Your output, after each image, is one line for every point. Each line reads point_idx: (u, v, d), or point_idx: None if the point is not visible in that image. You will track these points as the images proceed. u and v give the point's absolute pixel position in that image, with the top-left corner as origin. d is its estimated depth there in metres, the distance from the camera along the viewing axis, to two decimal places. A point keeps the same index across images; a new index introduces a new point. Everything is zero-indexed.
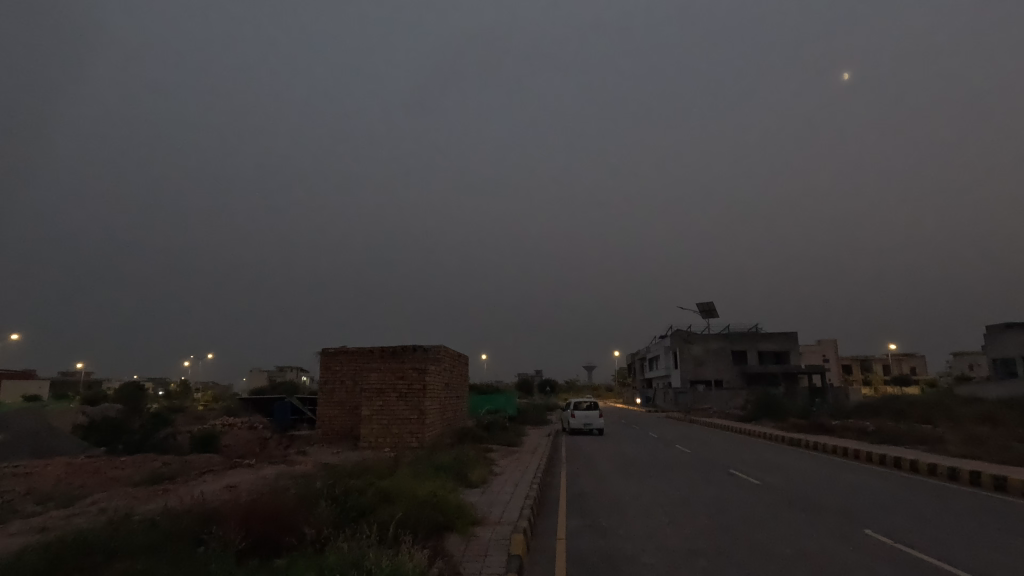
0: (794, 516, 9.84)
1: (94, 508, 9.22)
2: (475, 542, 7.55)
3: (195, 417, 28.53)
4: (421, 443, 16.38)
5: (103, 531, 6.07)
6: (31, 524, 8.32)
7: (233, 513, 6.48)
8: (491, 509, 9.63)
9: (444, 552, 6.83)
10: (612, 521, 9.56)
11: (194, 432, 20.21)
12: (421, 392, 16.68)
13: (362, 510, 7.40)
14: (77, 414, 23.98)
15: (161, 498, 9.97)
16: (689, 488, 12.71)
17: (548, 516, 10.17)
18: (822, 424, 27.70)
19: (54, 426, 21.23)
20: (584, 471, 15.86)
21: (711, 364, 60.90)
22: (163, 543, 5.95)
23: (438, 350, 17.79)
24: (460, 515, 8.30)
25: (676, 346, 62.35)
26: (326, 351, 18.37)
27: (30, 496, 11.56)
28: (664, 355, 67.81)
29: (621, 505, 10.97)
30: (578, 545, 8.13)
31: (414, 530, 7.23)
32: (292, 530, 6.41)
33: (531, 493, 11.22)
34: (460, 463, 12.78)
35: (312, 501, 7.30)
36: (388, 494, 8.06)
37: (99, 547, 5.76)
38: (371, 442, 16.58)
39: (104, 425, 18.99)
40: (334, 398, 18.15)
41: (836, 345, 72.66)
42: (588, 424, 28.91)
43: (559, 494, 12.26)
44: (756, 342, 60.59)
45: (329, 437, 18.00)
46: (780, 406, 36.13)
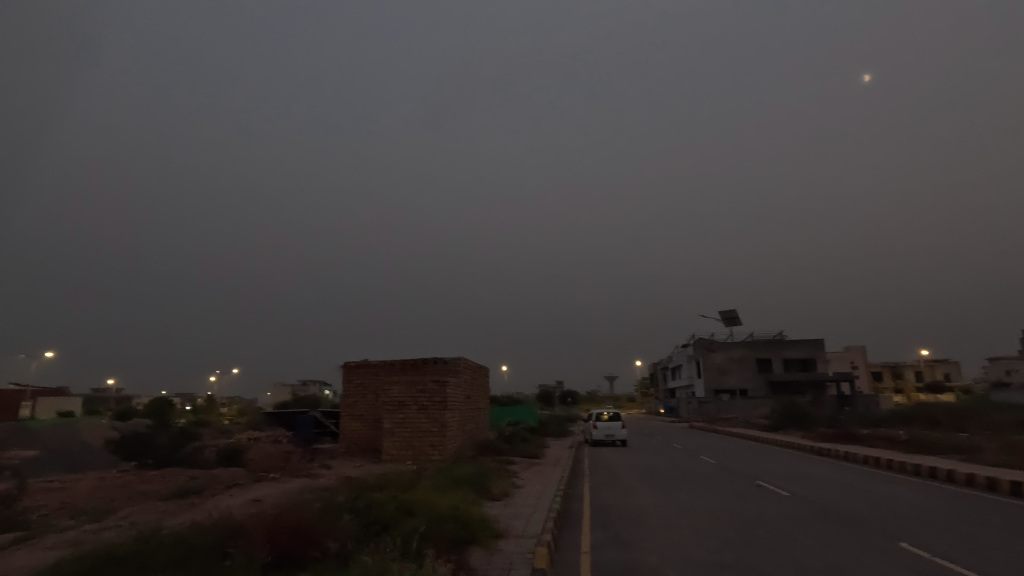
0: (823, 529, 9.53)
1: (124, 522, 9.40)
2: (498, 555, 7.51)
3: (221, 431, 28.97)
4: (442, 455, 16.39)
5: (133, 543, 6.19)
6: (66, 538, 8.52)
7: (258, 527, 6.55)
8: (514, 522, 9.56)
9: (468, 565, 6.82)
10: (635, 535, 9.38)
11: (220, 446, 20.51)
12: (441, 405, 16.72)
13: (385, 524, 7.42)
14: (107, 429, 24.50)
15: (189, 512, 10.12)
16: (715, 501, 12.43)
17: (572, 528, 10.05)
18: (852, 433, 26.98)
19: (86, 443, 21.74)
20: (606, 483, 15.65)
21: (735, 372, 59.88)
22: (191, 556, 6.05)
23: (459, 362, 17.87)
24: (483, 528, 8.27)
25: (698, 355, 61.62)
26: (348, 364, 18.60)
27: (64, 510, 11.84)
28: (687, 365, 66.87)
29: (645, 518, 10.75)
30: (604, 558, 8.02)
31: (437, 544, 7.24)
32: (315, 544, 6.46)
33: (553, 506, 11.12)
34: (482, 476, 12.75)
35: (336, 514, 7.36)
36: (411, 508, 8.06)
37: (127, 558, 5.86)
38: (392, 455, 16.63)
39: (134, 439, 19.41)
40: (356, 411, 18.27)
41: (863, 351, 71.02)
42: (610, 436, 28.63)
43: (582, 507, 12.13)
44: (781, 350, 59.55)
45: (352, 449, 18.11)
46: (807, 415, 35.32)
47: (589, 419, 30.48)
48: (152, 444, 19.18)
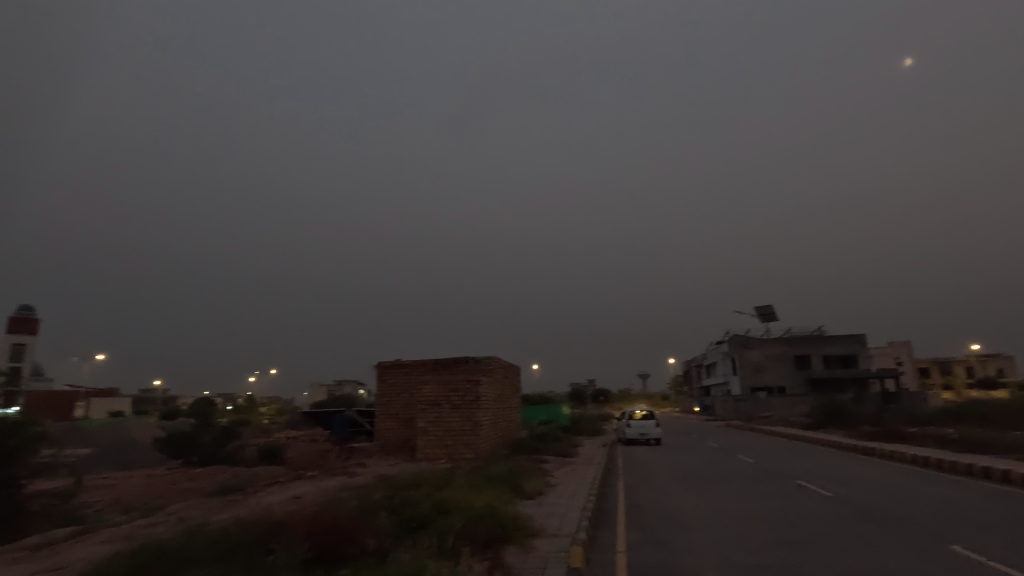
0: (869, 531, 9.21)
1: (172, 518, 9.76)
2: (533, 554, 7.51)
3: (261, 430, 29.81)
4: (475, 454, 16.49)
5: (181, 539, 6.41)
6: (118, 532, 8.90)
7: (299, 524, 6.71)
8: (548, 521, 9.54)
9: (503, 564, 6.85)
10: (671, 535, 9.24)
11: (260, 444, 21.12)
12: (474, 404, 16.83)
13: (421, 522, 7.50)
14: (154, 428, 25.50)
15: (233, 509, 10.43)
16: (754, 501, 12.15)
17: (607, 528, 9.97)
18: (899, 431, 26.00)
19: (136, 442, 22.67)
20: (640, 482, 15.47)
21: (772, 369, 58.40)
22: (236, 551, 6.24)
23: (491, 361, 17.95)
24: (518, 526, 8.28)
25: (733, 352, 60.33)
26: (382, 364, 18.89)
27: (116, 506, 12.38)
28: (722, 362, 65.55)
29: (681, 518, 10.58)
30: (640, 558, 7.93)
31: (472, 542, 7.30)
32: (354, 541, 6.59)
33: (588, 505, 11.04)
34: (515, 474, 12.78)
35: (373, 512, 7.48)
36: (446, 506, 8.12)
37: (176, 553, 6.09)
38: (426, 453, 16.81)
39: (179, 438, 20.14)
40: (390, 410, 18.53)
41: (909, 346, 68.33)
42: (643, 435, 28.30)
43: (616, 507, 12.01)
44: (820, 346, 57.82)
45: (386, 448, 18.37)
46: (849, 413, 34.21)
47: (622, 418, 30.22)
48: (196, 442, 19.87)
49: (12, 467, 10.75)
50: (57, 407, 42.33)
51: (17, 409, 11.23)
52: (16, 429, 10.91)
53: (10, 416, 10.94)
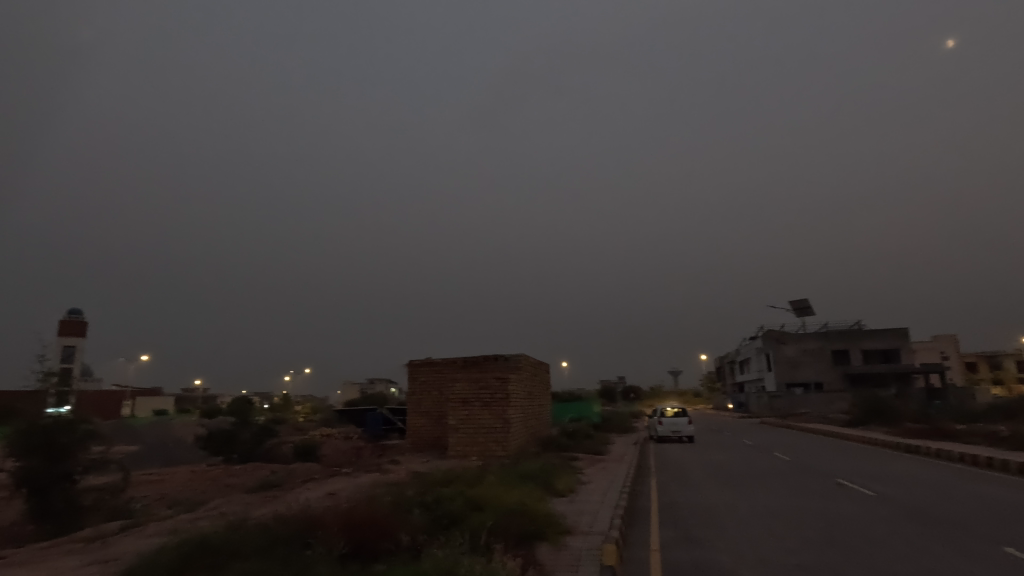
0: (913, 532, 8.89)
1: (214, 512, 10.11)
2: (566, 551, 7.48)
3: (297, 428, 30.46)
4: (507, 451, 16.56)
5: (224, 532, 6.64)
6: (164, 526, 9.25)
7: (335, 519, 6.85)
8: (580, 519, 9.49)
9: (536, 561, 6.85)
10: (707, 534, 9.08)
11: (296, 442, 21.63)
12: (504, 401, 16.90)
13: (453, 518, 7.57)
14: (195, 426, 26.37)
15: (271, 504, 10.71)
16: (792, 500, 11.86)
17: (640, 526, 9.89)
18: (945, 428, 25.02)
19: (179, 439, 23.50)
20: (673, 480, 15.26)
21: (808, 365, 56.87)
22: (276, 545, 6.42)
23: (520, 358, 17.96)
24: (551, 524, 8.27)
25: (768, 348, 58.97)
26: (413, 362, 19.12)
27: (162, 501, 12.88)
28: (756, 357, 64.16)
29: (716, 517, 10.41)
30: (674, 557, 7.85)
31: (505, 539, 7.32)
32: (388, 536, 6.70)
33: (620, 503, 10.95)
34: (547, 472, 12.78)
35: (406, 508, 7.58)
36: (478, 503, 8.17)
37: (218, 546, 6.29)
38: (458, 450, 16.92)
39: (220, 436, 20.77)
40: (422, 408, 18.73)
41: (954, 340, 65.63)
42: (675, 432, 27.91)
43: (649, 504, 11.88)
44: (859, 340, 56.06)
45: (419, 446, 18.57)
46: (891, 409, 33.06)
47: (653, 415, 29.92)
48: (236, 440, 20.45)
49: (67, 462, 11.29)
50: (106, 407, 44.26)
51: (70, 408, 11.77)
52: (70, 428, 11.36)
53: (64, 414, 11.48)
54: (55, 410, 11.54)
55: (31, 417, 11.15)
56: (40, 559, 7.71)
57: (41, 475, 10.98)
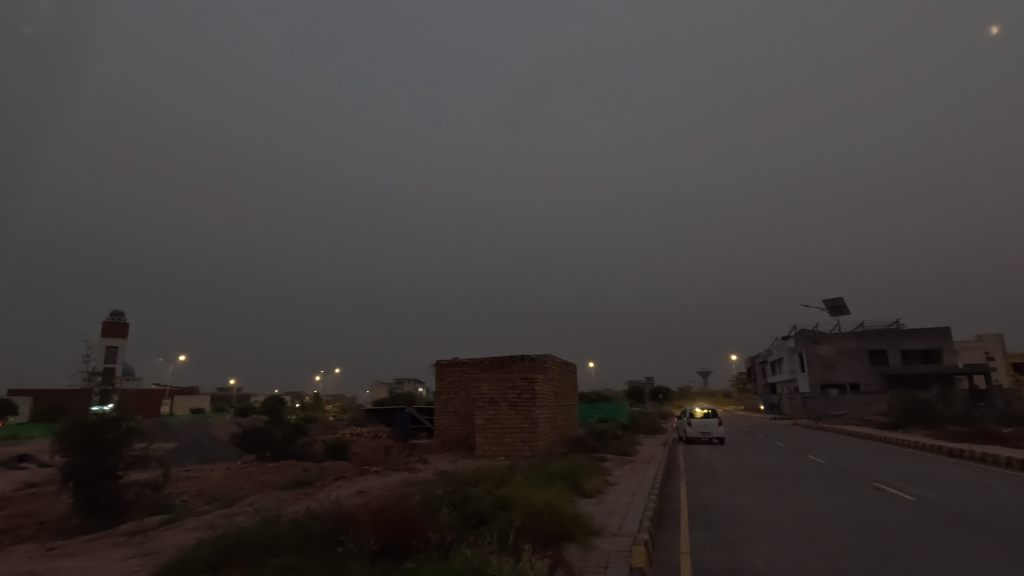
0: (957, 538, 8.58)
1: (249, 509, 10.38)
2: (595, 553, 7.44)
3: (327, 427, 31.02)
4: (534, 452, 16.55)
5: (259, 528, 6.81)
6: (202, 521, 9.55)
7: (365, 518, 6.94)
8: (609, 520, 9.43)
9: (565, 562, 6.83)
10: (739, 537, 8.98)
11: (327, 440, 22.03)
12: (531, 401, 16.89)
13: (481, 517, 7.59)
14: (231, 425, 27.08)
15: (304, 501, 10.95)
16: (828, 503, 11.58)
17: (670, 528, 9.76)
18: (992, 432, 24.00)
19: (215, 437, 24.21)
20: (703, 482, 15.06)
21: (844, 365, 55.27)
22: (308, 541, 6.53)
23: (547, 359, 17.93)
24: (579, 525, 8.23)
25: (801, 347, 57.52)
26: (440, 362, 19.28)
27: (200, 496, 13.30)
28: (788, 357, 62.63)
29: (747, 520, 10.23)
30: (705, 560, 7.74)
31: (533, 539, 7.32)
32: (417, 535, 6.76)
33: (649, 504, 10.83)
34: (575, 472, 12.75)
35: (435, 507, 7.64)
36: (506, 503, 8.17)
37: (254, 543, 6.46)
38: (485, 450, 16.99)
39: (254, 434, 21.30)
40: (449, 408, 18.86)
41: (1001, 340, 62.94)
42: (706, 433, 27.47)
43: (680, 507, 11.73)
44: (898, 340, 54.29)
45: (446, 445, 18.70)
46: (933, 412, 31.91)
47: (682, 416, 29.53)
48: (269, 438, 20.96)
49: (111, 458, 11.76)
50: (146, 405, 45.94)
51: (114, 406, 12.15)
52: (113, 425, 11.81)
53: (108, 411, 11.93)
54: (100, 407, 11.94)
55: (78, 414, 11.62)
56: (87, 550, 8.05)
57: (88, 469, 11.48)
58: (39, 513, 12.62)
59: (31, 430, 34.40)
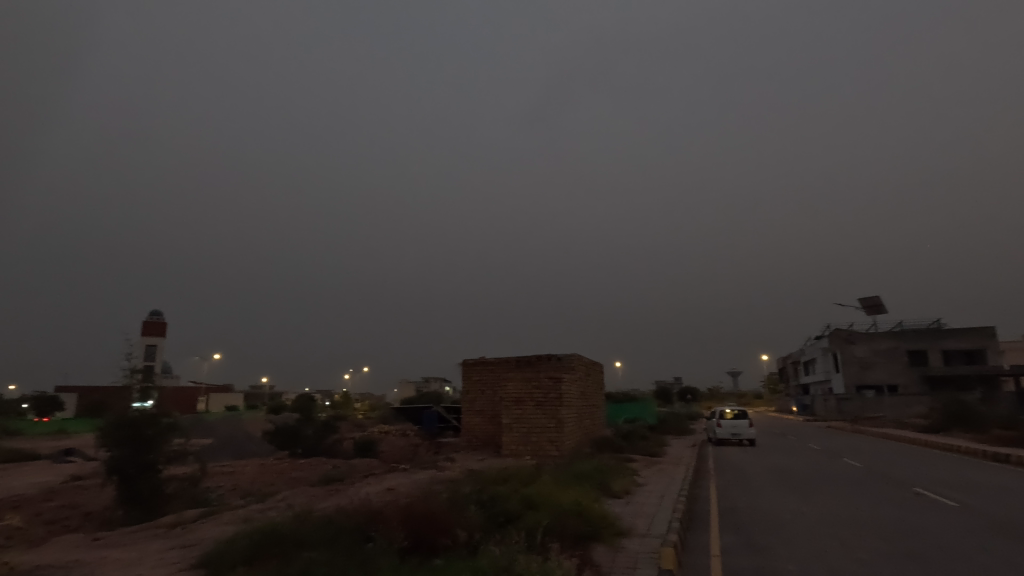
0: (1003, 546, 8.24)
1: (282, 504, 10.62)
2: (623, 554, 7.38)
3: (356, 425, 31.59)
4: (561, 451, 16.53)
5: (291, 523, 6.97)
6: (237, 515, 9.83)
7: (394, 515, 7.03)
8: (636, 521, 9.35)
9: (593, 562, 6.80)
10: (772, 541, 8.75)
11: (356, 438, 22.42)
12: (558, 401, 16.86)
13: (509, 516, 7.61)
14: (263, 422, 27.75)
15: (334, 497, 11.16)
16: (863, 508, 11.22)
17: (699, 530, 9.64)
18: None
19: (248, 434, 24.84)
20: (734, 484, 14.79)
21: (881, 366, 53.54)
22: (340, 537, 6.66)
23: (573, 359, 17.84)
24: (606, 525, 8.18)
25: (835, 347, 55.94)
26: (467, 362, 19.40)
27: (235, 491, 13.67)
28: (822, 358, 60.99)
29: (780, 523, 10.01)
30: (736, 563, 7.61)
31: (561, 539, 7.32)
32: (445, 533, 6.83)
33: (678, 506, 10.68)
34: (602, 472, 12.68)
35: (463, 505, 7.70)
36: (533, 503, 8.18)
37: (287, 537, 6.62)
38: (512, 450, 17.02)
39: (286, 431, 21.81)
40: (476, 407, 18.97)
41: None
42: (735, 435, 26.98)
43: (709, 508, 11.56)
44: (939, 340, 52.39)
45: (473, 444, 18.81)
46: (977, 414, 30.62)
47: (712, 417, 29.04)
48: (300, 435, 21.45)
49: (152, 452, 12.17)
50: (184, 402, 47.40)
51: (153, 402, 12.53)
52: (153, 421, 12.21)
53: (148, 408, 12.28)
54: (140, 403, 12.29)
55: (120, 410, 12.04)
56: (130, 541, 8.36)
57: (129, 464, 11.90)
58: (84, 504, 13.16)
59: (76, 425, 35.90)
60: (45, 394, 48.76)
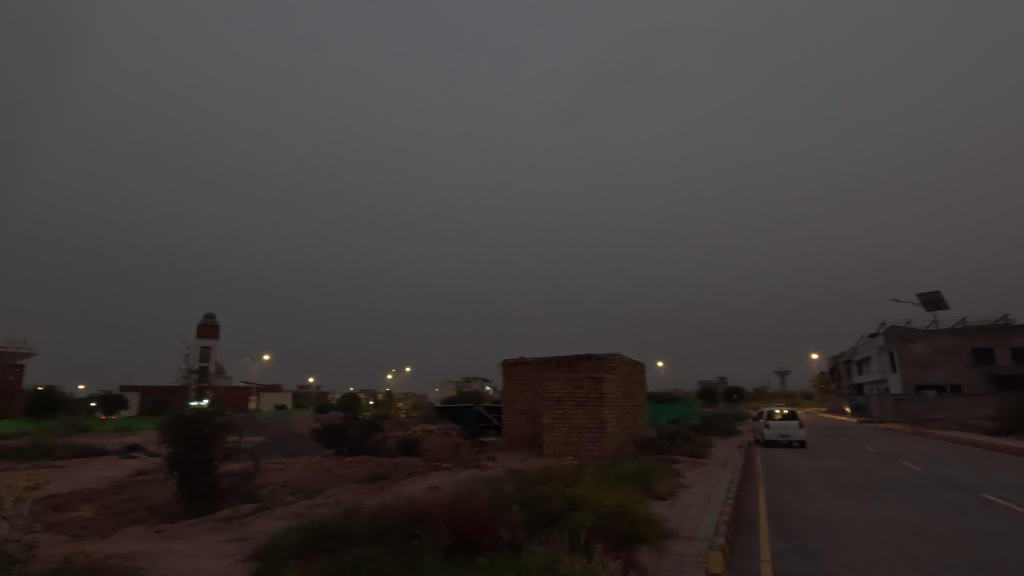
0: None
1: (330, 501, 10.92)
2: (668, 556, 7.25)
3: (399, 424, 32.17)
4: (603, 452, 16.37)
5: (340, 519, 7.16)
6: (288, 510, 10.16)
7: (438, 513, 7.11)
8: (683, 523, 9.17)
9: (638, 564, 6.71)
10: (826, 547, 8.41)
11: (400, 437, 22.83)
12: (599, 401, 16.72)
13: (552, 516, 7.59)
14: (310, 421, 28.59)
15: (381, 495, 11.39)
16: (926, 514, 10.67)
17: (748, 534, 9.36)
18: None
19: (297, 433, 25.62)
20: (784, 487, 14.30)
21: (942, 365, 50.69)
22: (386, 534, 6.79)
23: (614, 358, 17.66)
24: (651, 527, 8.04)
25: (892, 346, 53.36)
26: (507, 362, 19.48)
27: (286, 488, 14.14)
28: (878, 357, 58.23)
29: (835, 528, 9.62)
30: (788, 570, 7.34)
31: (605, 540, 7.26)
32: (489, 532, 6.89)
33: (726, 508, 10.41)
34: (646, 474, 12.49)
35: (506, 505, 7.73)
36: (577, 503, 8.13)
37: (336, 533, 6.80)
38: (553, 450, 16.98)
39: (333, 430, 22.41)
40: (516, 407, 19.02)
41: None
42: (785, 436, 26.07)
43: (758, 512, 11.22)
44: (1006, 337, 49.28)
45: (514, 444, 18.85)
46: None
47: (759, 418, 28.16)
48: (346, 434, 22.01)
49: (208, 450, 12.74)
50: (237, 402, 49.43)
51: (209, 401, 13.10)
52: (209, 419, 12.77)
53: (204, 407, 12.87)
54: (197, 402, 12.91)
55: (178, 410, 12.66)
56: (190, 534, 8.76)
57: (188, 460, 12.51)
58: (148, 498, 13.91)
59: (139, 423, 37.94)
60: (110, 393, 51.69)
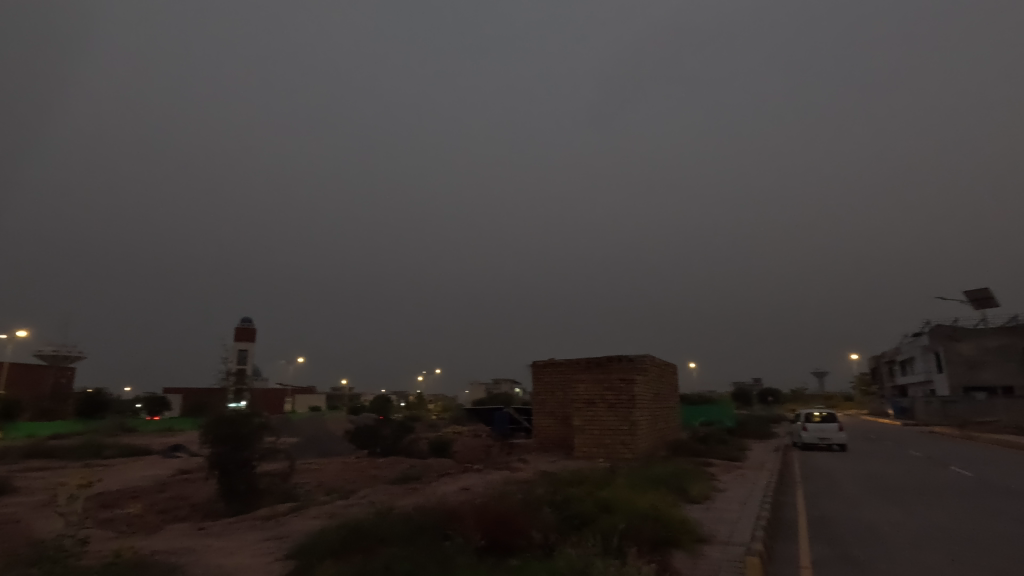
0: None
1: (364, 501, 11.10)
2: (704, 561, 7.13)
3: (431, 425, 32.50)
4: (634, 454, 16.20)
5: (373, 519, 7.27)
6: (324, 510, 10.37)
7: (470, 514, 7.15)
8: (718, 527, 9.00)
9: (672, 568, 6.62)
10: (869, 554, 8.14)
11: (431, 438, 23.03)
12: (630, 403, 16.55)
13: (584, 519, 7.54)
14: (344, 422, 29.12)
15: (413, 496, 11.52)
16: (976, 522, 10.20)
17: (786, 540, 9.12)
18: None
19: (331, 434, 26.10)
20: (823, 492, 13.88)
21: (992, 365, 48.45)
22: (419, 534, 6.86)
23: (645, 359, 17.44)
24: (685, 531, 7.92)
25: (937, 345, 51.31)
26: (537, 364, 19.45)
27: (321, 488, 14.42)
28: (922, 357, 56.00)
29: (878, 535, 9.30)
30: None
31: (638, 543, 7.17)
32: (521, 533, 6.89)
33: (762, 513, 10.17)
34: (679, 476, 12.30)
35: (537, 506, 7.73)
36: (609, 505, 8.07)
37: (370, 533, 6.90)
38: (584, 452, 16.88)
39: (365, 431, 22.76)
40: (546, 409, 18.98)
41: None
42: (823, 439, 25.28)
43: (796, 517, 10.91)
44: None
45: (545, 445, 18.81)
46: None
47: (796, 420, 27.39)
48: (378, 435, 22.32)
49: (246, 450, 13.09)
50: (273, 403, 50.72)
51: (246, 402, 13.48)
52: (246, 420, 13.11)
53: (242, 408, 13.24)
54: (235, 404, 13.30)
55: (218, 411, 13.05)
56: (230, 532, 9.03)
57: (227, 459, 12.88)
58: (190, 496, 14.38)
59: (181, 424, 39.31)
60: (155, 395, 53.71)
